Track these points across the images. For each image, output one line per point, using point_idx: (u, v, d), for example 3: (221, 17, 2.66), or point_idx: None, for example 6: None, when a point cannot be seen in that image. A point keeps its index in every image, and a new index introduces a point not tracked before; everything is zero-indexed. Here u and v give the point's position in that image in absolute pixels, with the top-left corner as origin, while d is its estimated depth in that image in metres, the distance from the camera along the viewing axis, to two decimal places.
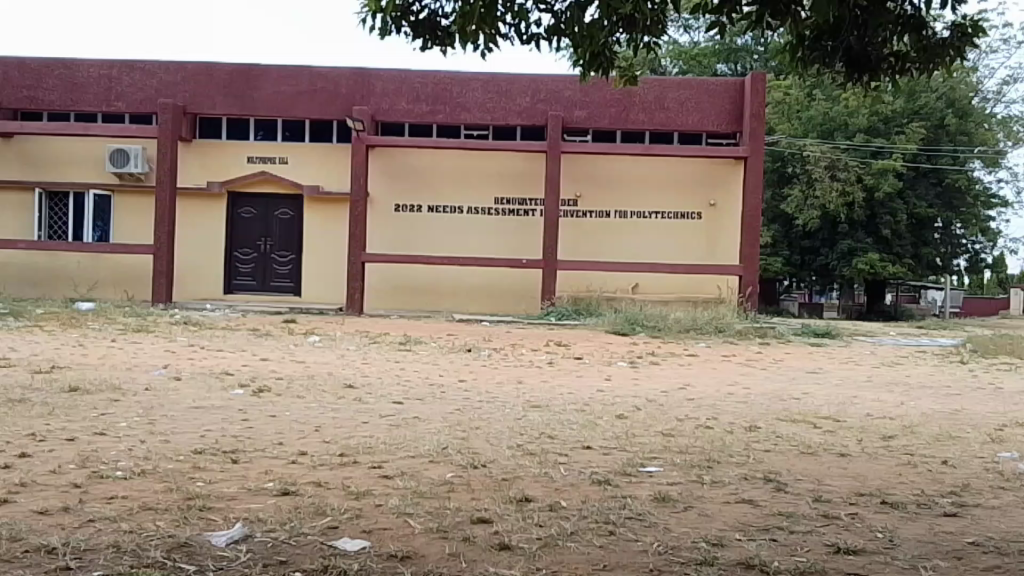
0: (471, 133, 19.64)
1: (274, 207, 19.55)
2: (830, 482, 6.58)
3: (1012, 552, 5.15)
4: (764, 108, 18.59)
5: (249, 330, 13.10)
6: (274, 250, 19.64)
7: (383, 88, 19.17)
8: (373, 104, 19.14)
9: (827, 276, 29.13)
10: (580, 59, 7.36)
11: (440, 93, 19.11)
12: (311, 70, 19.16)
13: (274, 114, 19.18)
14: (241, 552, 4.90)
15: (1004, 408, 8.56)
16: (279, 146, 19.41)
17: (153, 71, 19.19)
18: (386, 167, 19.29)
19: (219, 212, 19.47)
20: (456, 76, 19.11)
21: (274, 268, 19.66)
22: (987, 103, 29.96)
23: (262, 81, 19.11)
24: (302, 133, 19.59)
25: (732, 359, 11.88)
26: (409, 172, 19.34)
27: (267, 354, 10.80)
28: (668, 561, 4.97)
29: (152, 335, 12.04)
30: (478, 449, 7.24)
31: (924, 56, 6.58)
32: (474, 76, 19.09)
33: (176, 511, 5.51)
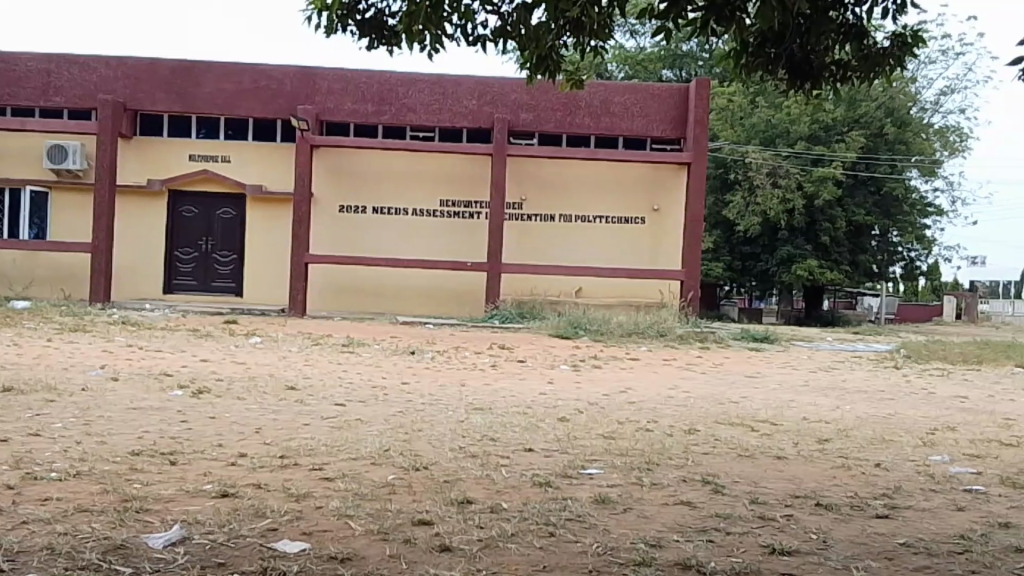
0: (417, 134, 19.71)
1: (215, 207, 19.53)
2: (766, 484, 6.67)
3: (942, 552, 5.24)
4: (708, 114, 18.94)
5: (189, 331, 12.98)
6: (216, 250, 19.63)
7: (328, 87, 19.20)
8: (318, 103, 19.18)
9: (766, 282, 29.59)
10: (527, 62, 7.26)
11: (386, 94, 19.18)
12: (256, 68, 19.12)
13: (217, 112, 19.07)
14: (178, 554, 4.83)
15: (934, 412, 8.78)
16: (222, 145, 19.37)
17: (92, 66, 18.98)
18: (332, 167, 19.31)
19: (159, 210, 19.37)
20: (404, 76, 19.18)
21: (215, 268, 19.66)
22: (925, 114, 30.04)
23: (204, 78, 18.99)
24: (245, 132, 19.55)
25: (673, 362, 12.03)
26: (356, 173, 19.39)
27: (207, 354, 10.72)
28: (607, 562, 4.99)
29: (89, 335, 11.84)
30: (420, 451, 7.25)
31: (865, 65, 6.68)
32: (421, 76, 19.17)
33: (112, 513, 5.43)
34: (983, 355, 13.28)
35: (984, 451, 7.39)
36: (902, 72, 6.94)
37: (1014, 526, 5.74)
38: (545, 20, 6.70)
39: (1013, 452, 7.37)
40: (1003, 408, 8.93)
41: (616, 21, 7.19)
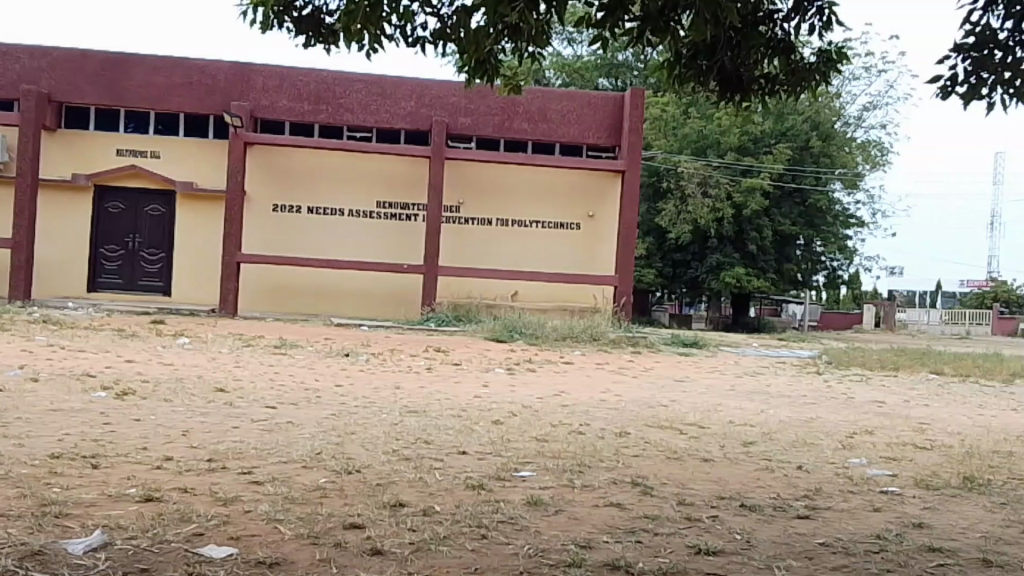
0: (354, 134, 19.67)
1: (143, 203, 19.12)
2: (694, 486, 6.82)
3: (858, 552, 5.43)
4: (643, 124, 19.29)
5: (113, 330, 12.61)
6: (143, 248, 19.20)
7: (264, 84, 18.96)
8: (253, 100, 18.91)
9: (696, 289, 30.19)
10: (465, 66, 7.15)
11: (324, 93, 19.05)
12: (188, 62, 18.78)
13: (146, 106, 18.71)
14: (98, 560, 4.71)
15: (854, 416, 9.11)
16: (150, 139, 19.00)
17: (16, 55, 18.52)
18: (267, 165, 19.09)
19: (84, 205, 18.90)
20: (342, 76, 19.06)
21: (142, 266, 19.22)
22: (848, 128, 31.04)
23: (133, 70, 18.64)
24: (176, 127, 19.23)
25: (606, 367, 12.20)
26: (291, 172, 19.19)
27: (133, 355, 10.44)
28: (537, 563, 5.04)
29: (5, 334, 11.36)
30: (353, 454, 7.20)
31: (792, 79, 6.80)
32: (359, 77, 19.09)
33: (29, 518, 5.25)
34: (898, 361, 13.83)
35: (899, 454, 7.72)
36: (827, 87, 7.13)
37: (926, 525, 5.99)
38: (484, 24, 6.59)
39: (925, 455, 7.72)
40: (917, 412, 9.34)
41: (554, 28, 7.16)
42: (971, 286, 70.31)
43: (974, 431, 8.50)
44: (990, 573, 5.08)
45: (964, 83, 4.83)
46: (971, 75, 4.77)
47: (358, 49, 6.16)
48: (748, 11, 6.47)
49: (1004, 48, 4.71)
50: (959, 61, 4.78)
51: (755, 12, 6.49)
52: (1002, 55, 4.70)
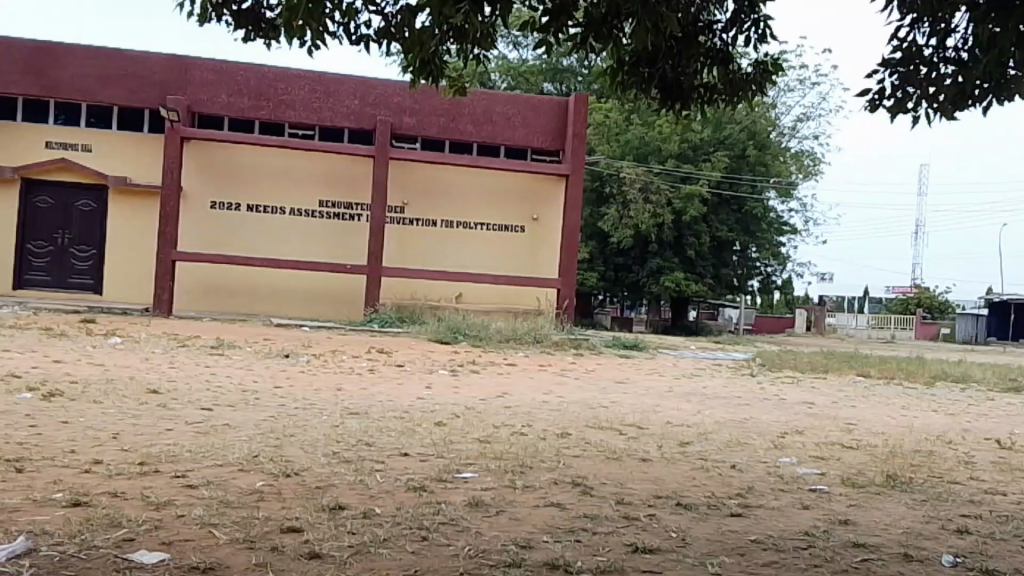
0: (296, 131, 19.36)
1: (74, 198, 18.50)
2: (632, 486, 6.95)
3: (788, 548, 5.62)
4: (586, 129, 19.50)
5: (39, 329, 12.10)
6: (73, 244, 18.56)
7: (202, 78, 18.57)
8: (191, 94, 18.50)
9: (637, 292, 30.62)
10: (409, 66, 7.10)
11: (265, 89, 18.74)
12: (123, 54, 18.30)
13: (79, 97, 18.13)
14: (21, 568, 4.54)
15: (786, 417, 9.41)
16: (82, 132, 18.39)
17: None
18: (206, 162, 18.73)
19: (10, 199, 18.17)
20: (283, 72, 18.81)
21: (71, 263, 18.55)
22: (783, 138, 31.96)
23: (65, 60, 18.06)
24: (109, 120, 18.64)
25: (548, 368, 12.33)
26: (232, 169, 18.89)
27: (61, 355, 10.07)
28: (477, 564, 5.06)
29: None
30: (292, 456, 7.11)
31: (730, 89, 6.96)
32: (302, 73, 18.87)
33: None
34: (828, 364, 14.36)
35: (828, 453, 8.01)
36: (762, 98, 7.35)
37: (851, 522, 6.24)
38: (429, 25, 6.51)
39: (852, 454, 8.02)
40: (845, 412, 9.74)
41: (500, 31, 7.16)
42: (897, 291, 73.32)
43: (897, 431, 8.89)
44: (910, 566, 5.32)
45: (891, 97, 5.03)
46: (897, 89, 4.98)
47: (299, 45, 6.02)
48: (688, 21, 6.60)
49: (930, 64, 4.87)
50: (888, 76, 4.97)
51: (695, 22, 6.62)
52: (926, 71, 4.87)
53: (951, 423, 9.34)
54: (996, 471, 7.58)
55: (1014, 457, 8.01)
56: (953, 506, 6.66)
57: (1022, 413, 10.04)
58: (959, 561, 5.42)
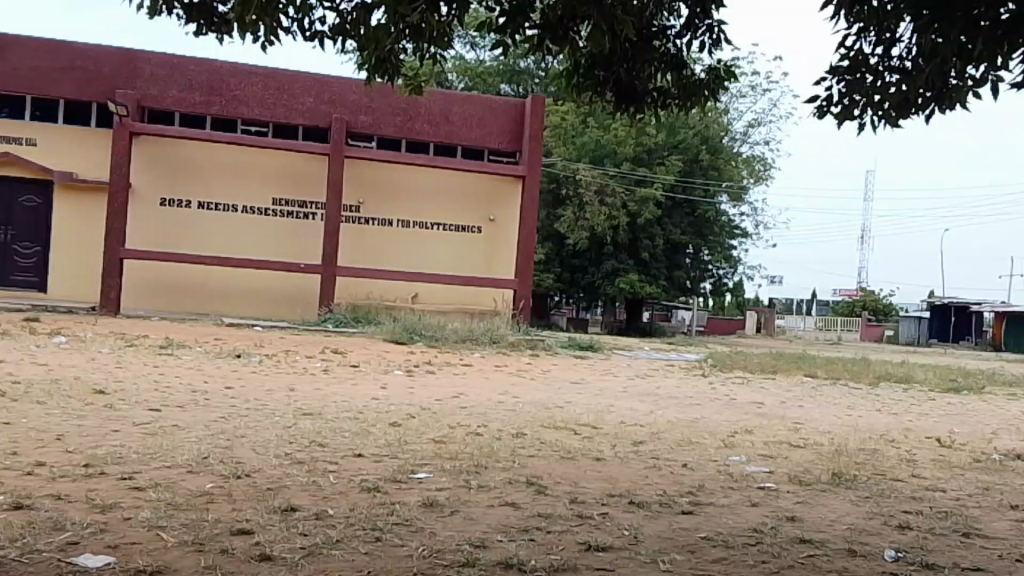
0: (249, 127, 19.21)
1: (17, 194, 18.13)
2: (585, 485, 7.02)
3: (736, 545, 5.74)
4: (543, 131, 19.73)
5: None
6: (16, 241, 18.21)
7: (152, 73, 18.38)
8: (139, 89, 18.28)
9: (593, 293, 30.83)
10: (365, 63, 7.02)
11: (216, 85, 18.62)
12: (69, 46, 18.00)
13: (22, 90, 17.75)
14: None
15: (736, 417, 9.59)
16: (26, 126, 17.99)
17: None
18: (156, 160, 18.58)
19: None
20: (236, 68, 18.73)
21: (14, 260, 18.21)
22: (735, 143, 32.38)
23: (8, 53, 17.71)
24: (55, 113, 18.28)
25: (504, 369, 12.36)
26: (183, 167, 18.73)
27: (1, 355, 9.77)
28: (431, 564, 5.07)
29: None
30: (242, 458, 7.02)
31: (684, 93, 7.08)
32: (254, 70, 18.80)
33: None
34: (777, 365, 14.64)
35: (776, 452, 8.19)
36: (715, 104, 7.47)
37: (798, 518, 6.40)
38: (384, 22, 6.42)
39: (800, 452, 8.22)
40: (792, 412, 9.97)
41: (456, 31, 7.11)
42: (846, 292, 75.22)
43: (841, 430, 9.13)
44: (854, 561, 5.47)
45: (838, 103, 5.14)
46: (844, 97, 5.09)
47: (252, 39, 5.85)
48: (643, 24, 6.65)
49: (875, 72, 4.95)
50: (836, 84, 5.05)
51: (649, 27, 6.67)
52: (872, 79, 4.96)
53: (894, 422, 9.63)
54: (936, 468, 7.84)
55: (953, 454, 8.30)
56: (896, 502, 6.87)
57: (959, 413, 10.36)
58: (901, 556, 5.59)
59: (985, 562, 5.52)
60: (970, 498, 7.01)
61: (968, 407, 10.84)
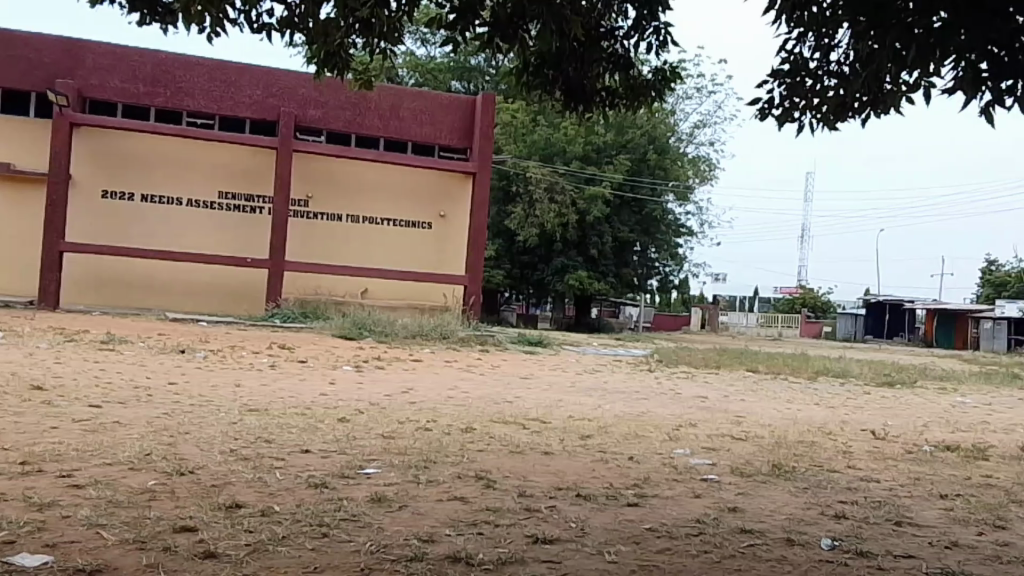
0: (194, 120, 19.59)
1: None
2: (533, 479, 7.12)
3: (680, 535, 5.89)
4: (492, 128, 20.45)
5: None
6: None
7: (95, 62, 18.60)
8: (81, 78, 18.48)
9: (543, 290, 30.96)
10: (314, 57, 6.88)
11: (161, 75, 18.91)
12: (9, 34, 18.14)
13: None
14: None
15: (681, 410, 9.82)
16: None
17: None
18: (99, 153, 18.79)
19: None
20: (180, 59, 19.04)
21: None
22: (681, 143, 32.94)
23: None
24: None
25: (454, 364, 12.42)
26: (127, 160, 18.95)
27: None
28: (379, 559, 5.07)
29: None
30: (186, 454, 6.95)
31: (631, 94, 7.18)
32: (200, 62, 19.12)
33: None
34: (720, 360, 15.00)
35: (718, 444, 8.42)
36: (662, 104, 7.63)
37: (739, 509, 6.59)
38: (335, 16, 6.40)
39: (741, 445, 8.45)
40: (734, 406, 10.23)
41: (407, 28, 6.97)
42: (789, 289, 77.22)
43: (782, 423, 9.41)
44: (792, 550, 5.66)
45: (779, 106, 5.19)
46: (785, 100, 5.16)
47: (198, 33, 5.42)
48: (592, 25, 6.66)
49: (814, 77, 5.03)
50: (778, 87, 5.11)
51: (598, 27, 6.68)
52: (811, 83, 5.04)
53: (831, 415, 9.97)
54: (870, 459, 8.15)
55: (887, 446, 8.64)
56: (832, 493, 7.14)
57: (892, 406, 10.77)
58: (836, 545, 5.80)
59: (916, 549, 5.75)
60: (902, 488, 7.32)
61: (900, 400, 11.29)
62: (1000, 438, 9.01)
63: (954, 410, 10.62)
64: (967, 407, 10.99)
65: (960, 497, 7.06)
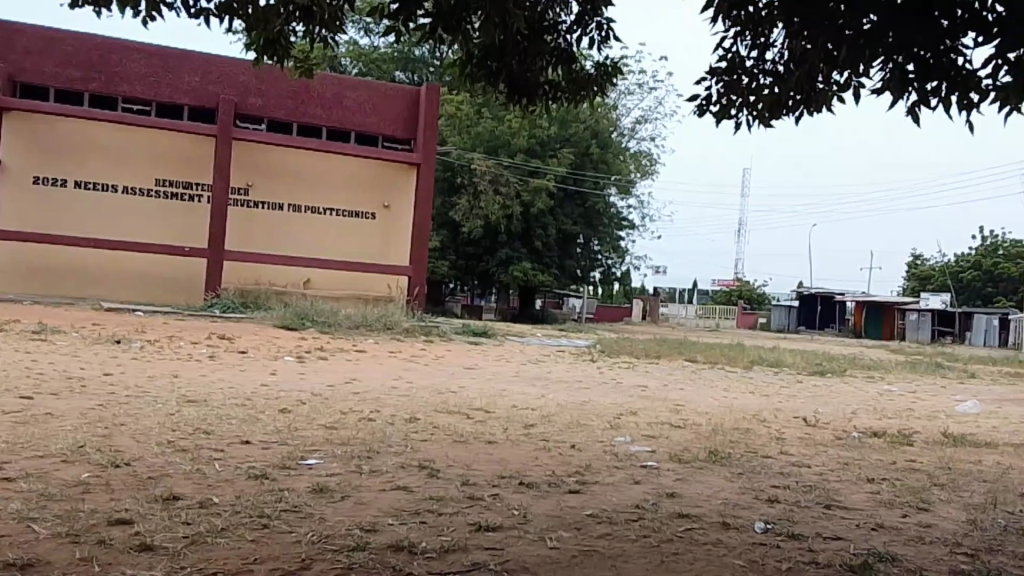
0: (130, 106, 19.21)
1: None
2: (476, 467, 7.21)
3: (619, 521, 6.01)
4: (436, 119, 20.67)
5: None
6: None
7: (26, 45, 18.14)
8: (11, 62, 18.03)
9: (487, 281, 30.93)
10: (253, 44, 6.75)
11: (96, 59, 18.56)
12: None
13: None
14: None
15: (622, 399, 10.03)
16: None
17: None
18: (28, 137, 18.23)
19: None
20: (118, 43, 18.76)
21: None
22: (623, 138, 33.31)
23: None
24: None
25: (398, 355, 12.42)
26: (58, 144, 18.44)
27: None
28: (321, 549, 5.03)
29: None
30: (122, 446, 6.83)
31: (573, 88, 7.18)
32: (137, 47, 18.83)
33: None
34: (661, 350, 15.34)
35: (657, 432, 8.63)
36: (603, 99, 7.73)
37: (677, 495, 6.79)
38: (274, 3, 6.32)
39: (679, 432, 8.69)
40: (673, 395, 10.49)
41: (347, 17, 6.88)
42: (729, 281, 79.22)
43: (719, 411, 9.70)
44: (727, 533, 5.83)
45: (717, 104, 4.99)
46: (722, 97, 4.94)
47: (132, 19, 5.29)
48: (534, 19, 6.61)
49: (750, 74, 4.83)
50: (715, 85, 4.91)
51: (542, 20, 6.62)
52: (748, 81, 4.83)
53: (764, 403, 10.30)
54: (802, 445, 8.47)
55: (817, 432, 8.97)
56: (766, 478, 7.40)
57: (823, 394, 11.18)
58: (769, 528, 6.01)
59: (844, 531, 5.99)
60: (831, 472, 7.63)
61: (831, 388, 11.74)
62: (923, 424, 9.44)
63: (882, 399, 11.07)
64: (893, 394, 11.48)
65: (886, 480, 7.39)
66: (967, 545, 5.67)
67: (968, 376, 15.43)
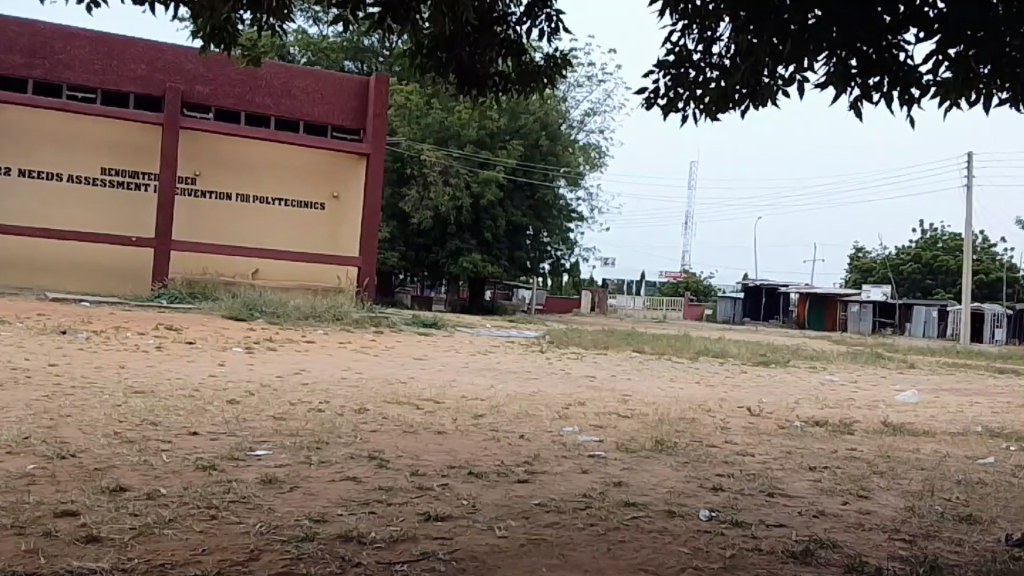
0: (76, 93, 18.90)
1: None
2: (426, 457, 7.27)
3: (568, 509, 6.09)
4: (386, 109, 20.73)
5: None
6: None
7: None
8: None
9: (437, 272, 30.92)
10: (201, 31, 6.56)
11: (38, 46, 18.20)
12: None
13: None
14: None
15: (570, 390, 10.15)
16: None
17: None
18: None
19: None
20: (61, 30, 18.40)
21: None
22: (572, 130, 33.38)
23: None
24: None
25: (348, 346, 12.44)
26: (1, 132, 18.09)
27: None
28: (269, 540, 5.03)
29: None
30: (68, 438, 6.78)
31: (522, 79, 6.98)
32: (81, 33, 18.53)
33: None
34: (610, 341, 15.53)
35: (605, 422, 8.77)
36: (552, 90, 7.71)
37: (623, 483, 6.89)
38: None
39: (626, 422, 8.82)
40: (621, 385, 10.64)
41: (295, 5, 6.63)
42: (678, 273, 80.19)
43: (664, 400, 9.89)
44: (673, 521, 5.94)
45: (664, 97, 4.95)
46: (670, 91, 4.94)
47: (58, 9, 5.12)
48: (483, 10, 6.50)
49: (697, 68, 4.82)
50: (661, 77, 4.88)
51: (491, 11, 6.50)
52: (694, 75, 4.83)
53: (709, 393, 10.49)
54: (745, 435, 8.64)
55: (761, 421, 9.18)
56: (711, 466, 7.55)
57: (766, 384, 11.43)
58: (714, 515, 6.12)
59: (787, 518, 6.14)
60: (775, 461, 7.80)
61: (771, 378, 12.02)
62: (864, 414, 9.69)
63: (824, 388, 11.34)
64: (833, 384, 11.77)
65: (827, 469, 7.58)
66: (906, 531, 5.84)
67: (904, 366, 15.79)
